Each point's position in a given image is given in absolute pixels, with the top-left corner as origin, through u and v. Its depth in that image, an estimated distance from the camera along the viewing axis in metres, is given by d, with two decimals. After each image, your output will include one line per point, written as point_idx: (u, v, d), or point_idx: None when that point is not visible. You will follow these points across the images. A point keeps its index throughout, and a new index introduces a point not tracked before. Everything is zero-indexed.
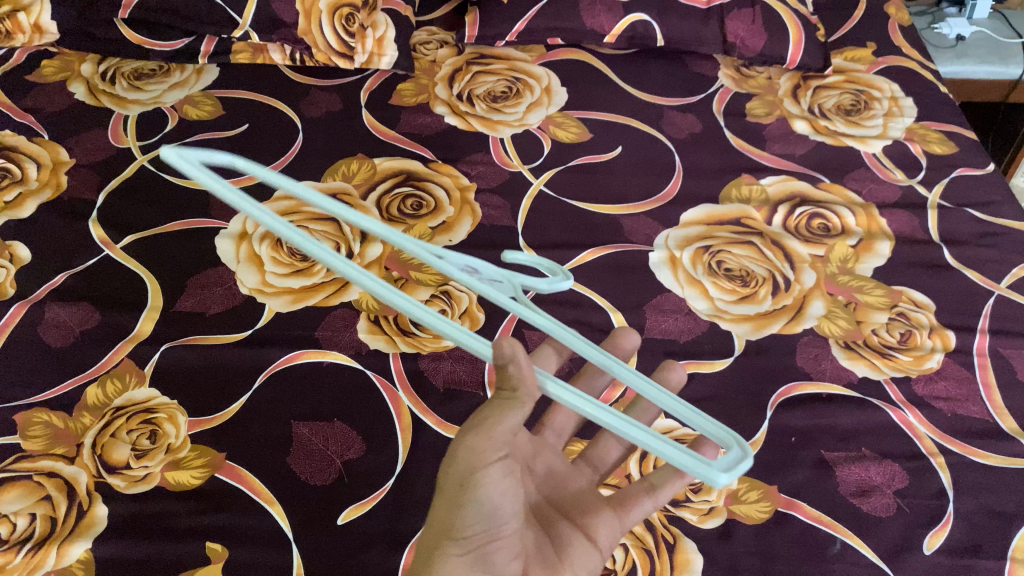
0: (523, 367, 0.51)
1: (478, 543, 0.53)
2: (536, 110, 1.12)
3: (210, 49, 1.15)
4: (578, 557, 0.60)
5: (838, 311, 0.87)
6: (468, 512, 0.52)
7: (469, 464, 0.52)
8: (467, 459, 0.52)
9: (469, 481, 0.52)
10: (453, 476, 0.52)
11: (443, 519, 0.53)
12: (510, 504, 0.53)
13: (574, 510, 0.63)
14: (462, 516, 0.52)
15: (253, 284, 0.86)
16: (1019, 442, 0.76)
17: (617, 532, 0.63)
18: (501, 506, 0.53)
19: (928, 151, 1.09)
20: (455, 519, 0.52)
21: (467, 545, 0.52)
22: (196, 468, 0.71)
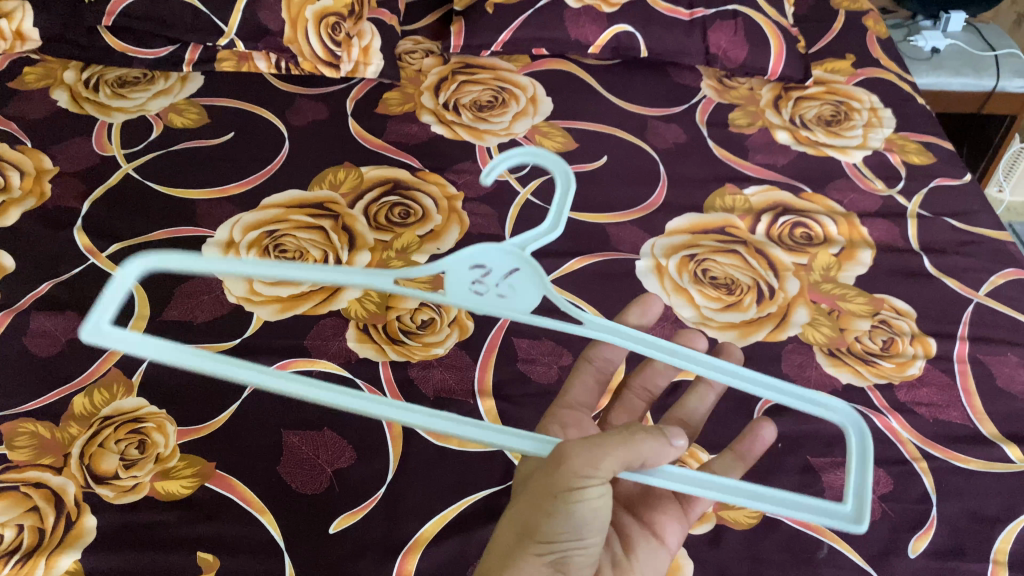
0: (659, 455, 0.57)
1: (560, 547, 0.56)
2: (522, 120, 1.13)
3: (194, 57, 1.15)
4: (646, 556, 0.65)
5: (821, 318, 0.88)
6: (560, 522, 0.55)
7: (568, 481, 0.54)
8: (566, 477, 0.54)
9: (562, 495, 0.54)
10: (545, 485, 0.56)
11: (528, 523, 0.56)
12: (601, 518, 0.56)
13: (640, 506, 0.69)
14: (549, 523, 0.55)
15: (241, 293, 0.86)
16: (999, 447, 0.77)
17: (684, 531, 0.68)
18: (591, 522, 0.56)
19: (907, 160, 1.11)
20: (541, 524, 0.55)
21: (550, 549, 0.56)
22: (185, 477, 0.71)
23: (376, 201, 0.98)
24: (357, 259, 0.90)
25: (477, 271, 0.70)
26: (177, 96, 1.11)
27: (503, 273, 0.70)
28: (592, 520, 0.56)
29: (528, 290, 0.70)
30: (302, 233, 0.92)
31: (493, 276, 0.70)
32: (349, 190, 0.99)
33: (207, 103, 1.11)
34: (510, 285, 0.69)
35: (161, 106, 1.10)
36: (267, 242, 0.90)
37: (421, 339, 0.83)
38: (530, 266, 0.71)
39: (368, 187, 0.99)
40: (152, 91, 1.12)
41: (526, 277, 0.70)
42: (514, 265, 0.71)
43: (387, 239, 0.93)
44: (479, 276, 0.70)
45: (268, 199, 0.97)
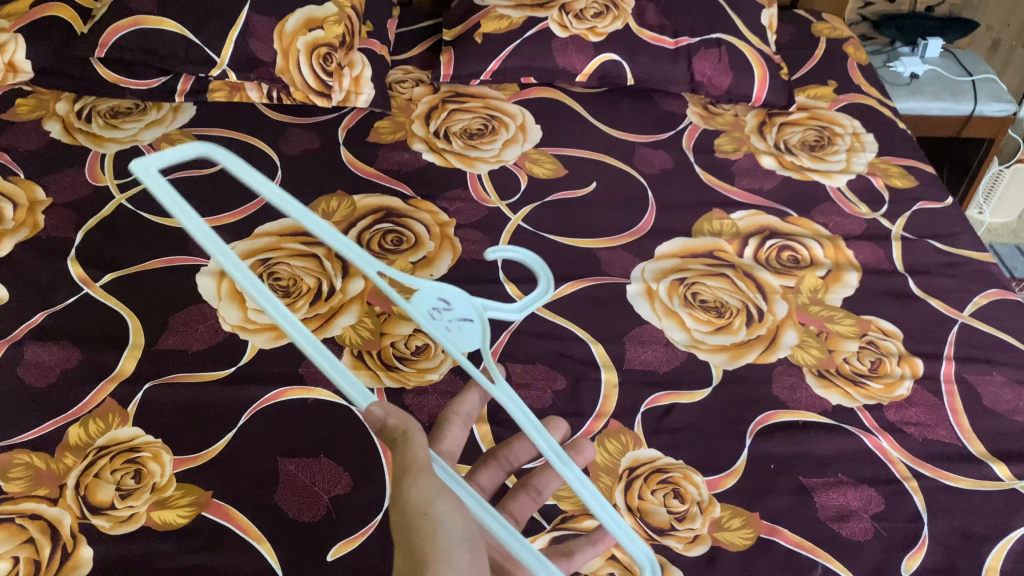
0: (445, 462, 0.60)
1: None
2: (511, 147, 1.14)
3: (187, 88, 1.16)
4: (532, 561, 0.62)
5: (810, 340, 0.89)
6: (410, 451, 0.50)
7: None
8: None
9: None
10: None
11: None
12: None
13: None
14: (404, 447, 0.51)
15: (235, 321, 0.87)
16: (988, 465, 0.78)
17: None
18: None
19: (889, 184, 1.13)
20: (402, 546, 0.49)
21: None
22: (182, 507, 0.71)
23: (369, 228, 0.98)
24: (350, 286, 0.91)
25: (438, 303, 0.66)
26: (170, 125, 1.13)
27: (459, 316, 0.65)
28: (460, 512, 0.49)
29: (469, 342, 0.65)
30: (295, 261, 0.93)
31: (451, 313, 0.65)
32: (342, 217, 1.00)
33: (199, 132, 1.12)
34: (448, 325, 0.65)
35: (154, 136, 1.11)
36: (260, 270, 0.91)
37: (415, 365, 0.84)
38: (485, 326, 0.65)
39: (360, 215, 1.00)
40: (145, 121, 1.13)
41: (473, 333, 0.65)
42: (471, 314, 0.65)
43: (380, 266, 0.94)
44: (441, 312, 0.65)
45: (262, 226, 0.98)
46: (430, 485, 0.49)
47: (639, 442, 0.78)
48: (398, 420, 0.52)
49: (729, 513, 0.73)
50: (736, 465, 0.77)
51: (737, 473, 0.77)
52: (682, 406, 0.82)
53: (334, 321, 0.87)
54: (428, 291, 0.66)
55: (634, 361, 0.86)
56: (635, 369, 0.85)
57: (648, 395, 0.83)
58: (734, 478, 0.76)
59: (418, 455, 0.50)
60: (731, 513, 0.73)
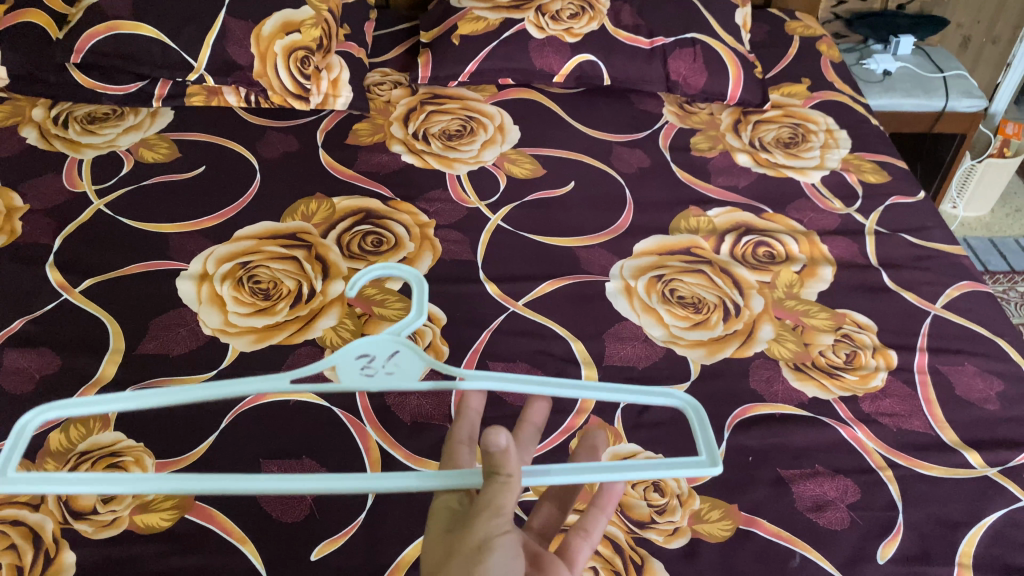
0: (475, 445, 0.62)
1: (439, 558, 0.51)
2: (490, 148, 1.15)
3: (165, 92, 1.16)
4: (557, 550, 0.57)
5: (786, 334, 0.91)
6: (494, 495, 0.48)
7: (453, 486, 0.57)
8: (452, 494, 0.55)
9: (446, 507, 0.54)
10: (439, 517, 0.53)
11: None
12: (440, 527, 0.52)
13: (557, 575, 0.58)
14: (498, 490, 0.48)
15: (216, 324, 0.87)
16: (961, 453, 0.80)
17: None
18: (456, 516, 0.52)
19: (863, 180, 1.15)
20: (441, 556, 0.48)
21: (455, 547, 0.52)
22: (165, 510, 0.71)
23: (349, 230, 0.99)
24: (331, 287, 0.92)
25: (361, 360, 0.63)
26: (147, 131, 1.12)
27: (386, 356, 0.64)
28: (515, 560, 0.48)
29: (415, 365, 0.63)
30: (275, 263, 0.93)
31: (380, 359, 0.64)
32: (322, 219, 1.00)
33: (177, 137, 1.12)
34: (390, 370, 0.63)
35: (132, 141, 1.11)
36: (241, 274, 0.92)
37: None
38: (413, 346, 0.64)
39: (340, 217, 1.01)
40: (123, 126, 1.13)
41: (411, 359, 0.63)
42: (393, 347, 0.64)
43: (360, 267, 0.95)
44: (362, 364, 0.63)
45: (242, 230, 0.98)
46: (501, 525, 0.48)
47: (619, 437, 0.79)
48: (507, 460, 0.48)
49: (708, 505, 0.74)
50: None
51: None
52: (661, 401, 0.83)
53: (315, 324, 0.88)
54: (345, 355, 0.63)
55: (613, 357, 0.87)
56: (615, 365, 0.86)
57: (627, 390, 0.84)
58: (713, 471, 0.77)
59: (505, 501, 0.48)
60: (710, 506, 0.74)
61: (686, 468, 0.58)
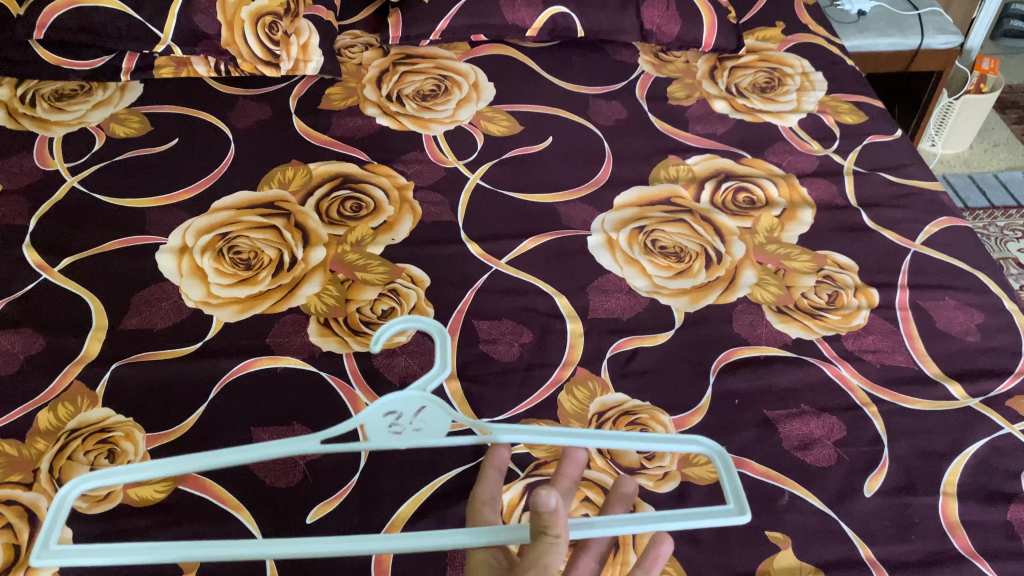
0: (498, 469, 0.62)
1: None
2: (466, 106, 1.14)
3: (131, 66, 1.14)
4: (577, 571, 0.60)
5: (768, 278, 0.91)
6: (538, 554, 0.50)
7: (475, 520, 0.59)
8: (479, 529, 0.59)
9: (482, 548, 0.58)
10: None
11: None
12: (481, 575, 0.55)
13: None
14: (547, 548, 0.49)
15: (199, 297, 0.86)
16: (943, 385, 0.81)
17: None
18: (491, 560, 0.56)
19: (840, 121, 1.14)
20: None
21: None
22: (158, 482, 0.71)
23: (327, 196, 0.98)
24: (312, 255, 0.91)
25: (388, 416, 0.57)
26: (117, 105, 1.11)
27: (412, 414, 0.58)
28: None
29: (443, 422, 0.58)
30: (255, 233, 0.93)
31: (407, 416, 0.58)
32: (299, 186, 1.00)
33: (148, 110, 1.10)
34: (417, 426, 0.58)
35: (102, 117, 1.09)
36: (220, 245, 0.91)
37: (382, 329, 0.84)
38: (442, 403, 0.58)
39: (318, 183, 1.00)
40: (91, 102, 1.11)
41: (438, 415, 0.58)
42: (419, 404, 0.58)
43: (341, 233, 0.94)
44: (387, 424, 0.58)
45: (219, 201, 0.97)
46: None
47: (606, 387, 0.80)
48: (555, 522, 0.49)
49: None
50: (701, 403, 0.79)
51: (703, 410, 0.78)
52: (646, 350, 0.84)
53: (300, 290, 0.88)
54: (371, 413, 0.57)
55: (598, 310, 0.87)
56: (600, 317, 0.87)
57: (613, 340, 0.84)
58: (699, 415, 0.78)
59: (551, 560, 0.50)
60: None
61: (717, 518, 0.55)
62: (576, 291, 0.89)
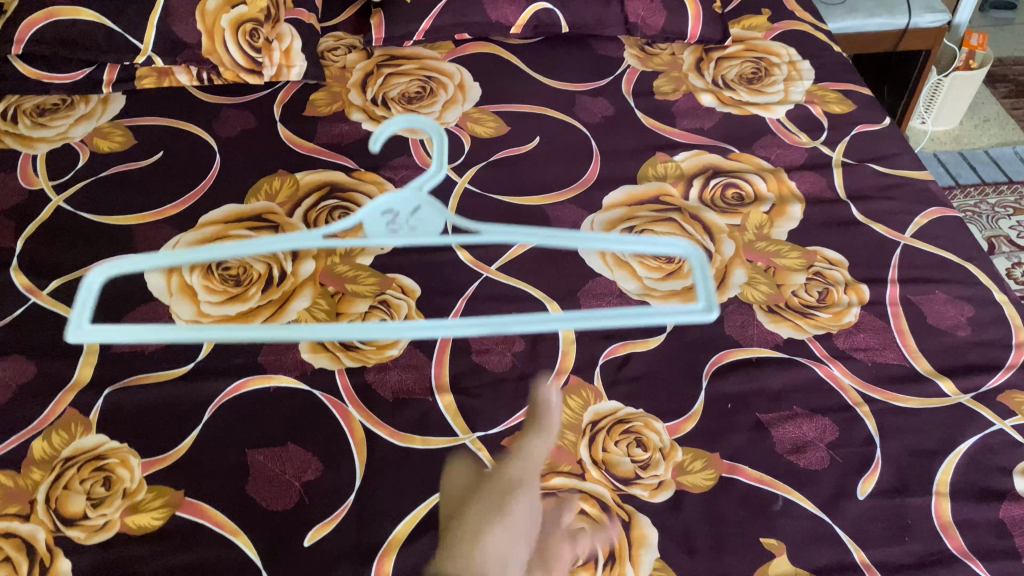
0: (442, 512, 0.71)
1: None
2: (451, 108, 1.13)
3: (114, 78, 1.13)
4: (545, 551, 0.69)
5: (759, 277, 0.91)
6: None
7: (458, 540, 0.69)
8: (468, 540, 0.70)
9: None
10: None
11: None
12: None
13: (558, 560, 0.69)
14: None
15: (189, 316, 0.86)
16: (934, 382, 0.81)
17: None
18: None
19: (828, 111, 1.14)
20: None
21: None
22: (155, 509, 0.71)
23: (314, 206, 0.98)
24: (302, 268, 0.91)
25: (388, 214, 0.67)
26: (100, 118, 1.10)
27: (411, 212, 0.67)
28: None
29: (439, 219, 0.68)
30: None
31: (404, 214, 0.68)
32: (286, 197, 0.99)
33: (132, 123, 1.10)
34: (414, 224, 0.69)
35: (85, 131, 1.08)
36: (209, 261, 0.91)
37: (374, 343, 0.84)
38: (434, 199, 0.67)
39: (305, 193, 1.00)
40: (73, 116, 1.10)
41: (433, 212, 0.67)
42: (418, 204, 0.67)
43: (329, 244, 0.94)
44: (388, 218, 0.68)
45: (206, 215, 0.97)
46: None
47: (599, 395, 0.80)
48: None
49: (690, 456, 0.75)
50: (694, 408, 0.79)
51: (695, 416, 0.79)
52: (638, 355, 0.84)
53: (290, 304, 0.87)
54: (370, 211, 0.66)
55: None
56: (592, 323, 0.87)
57: (605, 346, 0.84)
58: (692, 421, 0.78)
59: None
60: (693, 456, 0.76)
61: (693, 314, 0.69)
62: (567, 297, 0.89)
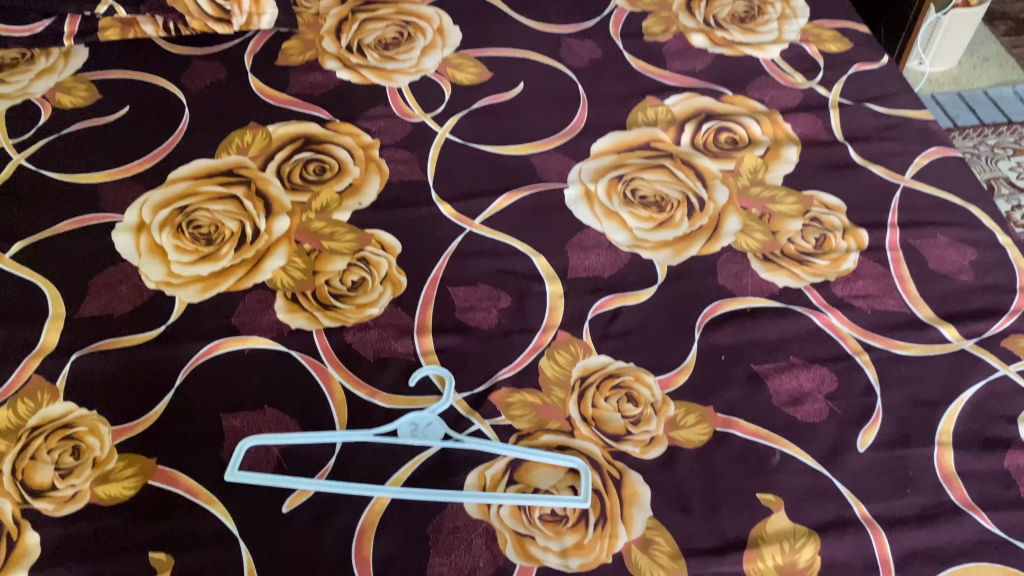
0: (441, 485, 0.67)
1: None
2: (430, 54, 1.08)
3: (74, 30, 1.08)
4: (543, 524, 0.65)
5: (753, 224, 0.87)
6: None
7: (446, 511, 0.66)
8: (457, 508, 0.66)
9: None
10: None
11: None
12: None
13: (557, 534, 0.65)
14: None
15: (159, 277, 0.82)
16: (936, 329, 0.78)
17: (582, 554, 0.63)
18: None
19: (824, 50, 1.09)
20: None
21: None
22: (126, 478, 0.68)
23: (288, 160, 0.94)
24: (276, 224, 0.87)
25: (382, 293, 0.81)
26: (62, 73, 1.04)
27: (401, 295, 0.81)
28: None
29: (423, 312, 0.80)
30: (214, 204, 0.88)
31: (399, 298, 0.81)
32: (259, 151, 0.95)
33: (96, 76, 1.04)
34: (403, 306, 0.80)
35: (46, 86, 1.03)
36: (179, 220, 0.87)
37: (353, 301, 0.81)
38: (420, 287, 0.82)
39: (278, 147, 0.95)
40: (33, 70, 1.05)
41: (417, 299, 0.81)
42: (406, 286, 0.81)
43: (304, 199, 0.90)
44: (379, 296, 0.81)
45: (175, 172, 0.92)
46: None
47: (588, 350, 0.77)
48: None
49: (683, 411, 0.73)
50: (687, 362, 0.76)
51: (689, 369, 0.76)
52: (628, 308, 0.81)
53: (265, 263, 0.84)
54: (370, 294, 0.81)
55: (577, 269, 0.84)
56: (580, 277, 0.83)
57: (594, 300, 0.81)
58: (685, 374, 0.75)
59: None
60: (686, 411, 0.73)
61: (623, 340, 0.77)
62: (554, 250, 0.86)
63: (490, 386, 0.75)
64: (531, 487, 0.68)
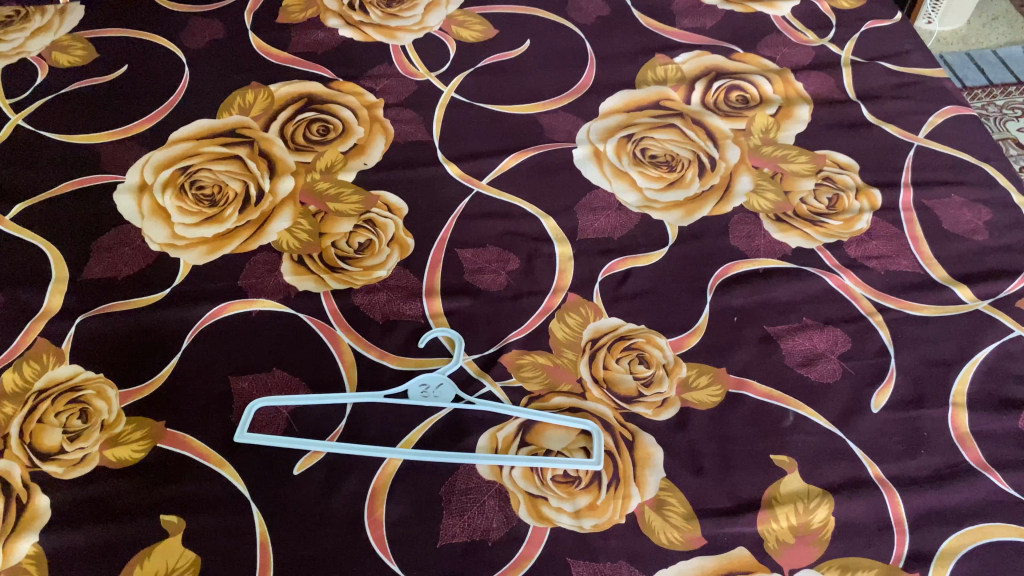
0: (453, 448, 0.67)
1: None
2: (434, 11, 1.06)
3: None
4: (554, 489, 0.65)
5: (765, 184, 0.86)
6: None
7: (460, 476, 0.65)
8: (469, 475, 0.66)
9: None
10: None
11: None
12: None
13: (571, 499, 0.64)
14: None
15: (163, 239, 0.81)
16: (950, 289, 0.77)
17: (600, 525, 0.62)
18: None
19: (835, 7, 1.07)
20: None
21: None
22: (135, 441, 0.68)
23: (291, 120, 0.92)
24: (280, 185, 0.85)
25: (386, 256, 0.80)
26: (58, 31, 1.02)
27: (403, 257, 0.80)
28: None
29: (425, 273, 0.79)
30: (217, 165, 0.86)
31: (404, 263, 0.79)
32: (261, 111, 0.93)
33: (92, 35, 1.02)
34: None
35: (43, 45, 1.01)
36: (181, 180, 0.85)
37: (360, 264, 0.80)
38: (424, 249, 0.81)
39: (281, 106, 0.93)
40: (29, 29, 1.02)
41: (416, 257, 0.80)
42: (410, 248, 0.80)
43: (309, 159, 0.88)
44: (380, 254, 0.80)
45: (176, 132, 0.91)
46: None
47: (599, 312, 0.76)
48: None
49: (696, 372, 0.72)
50: (698, 323, 0.75)
51: (700, 330, 0.75)
52: (639, 270, 0.80)
53: (270, 224, 0.82)
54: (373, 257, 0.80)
55: (587, 230, 0.83)
56: (589, 238, 0.82)
57: (605, 262, 0.80)
58: (697, 336, 0.74)
59: None
60: (698, 372, 0.72)
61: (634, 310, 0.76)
62: (563, 212, 0.84)
63: (500, 348, 0.74)
64: (543, 448, 0.67)
